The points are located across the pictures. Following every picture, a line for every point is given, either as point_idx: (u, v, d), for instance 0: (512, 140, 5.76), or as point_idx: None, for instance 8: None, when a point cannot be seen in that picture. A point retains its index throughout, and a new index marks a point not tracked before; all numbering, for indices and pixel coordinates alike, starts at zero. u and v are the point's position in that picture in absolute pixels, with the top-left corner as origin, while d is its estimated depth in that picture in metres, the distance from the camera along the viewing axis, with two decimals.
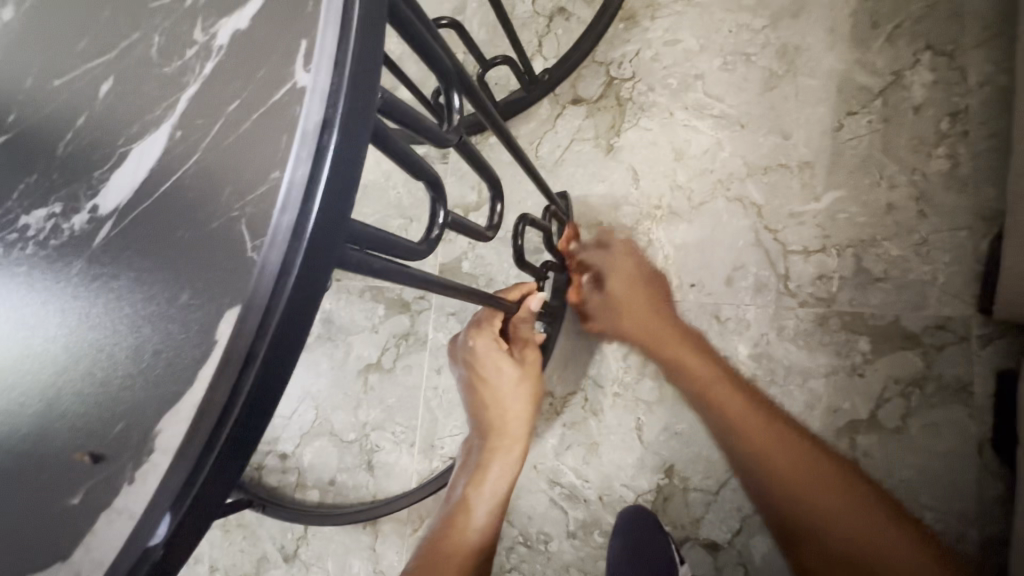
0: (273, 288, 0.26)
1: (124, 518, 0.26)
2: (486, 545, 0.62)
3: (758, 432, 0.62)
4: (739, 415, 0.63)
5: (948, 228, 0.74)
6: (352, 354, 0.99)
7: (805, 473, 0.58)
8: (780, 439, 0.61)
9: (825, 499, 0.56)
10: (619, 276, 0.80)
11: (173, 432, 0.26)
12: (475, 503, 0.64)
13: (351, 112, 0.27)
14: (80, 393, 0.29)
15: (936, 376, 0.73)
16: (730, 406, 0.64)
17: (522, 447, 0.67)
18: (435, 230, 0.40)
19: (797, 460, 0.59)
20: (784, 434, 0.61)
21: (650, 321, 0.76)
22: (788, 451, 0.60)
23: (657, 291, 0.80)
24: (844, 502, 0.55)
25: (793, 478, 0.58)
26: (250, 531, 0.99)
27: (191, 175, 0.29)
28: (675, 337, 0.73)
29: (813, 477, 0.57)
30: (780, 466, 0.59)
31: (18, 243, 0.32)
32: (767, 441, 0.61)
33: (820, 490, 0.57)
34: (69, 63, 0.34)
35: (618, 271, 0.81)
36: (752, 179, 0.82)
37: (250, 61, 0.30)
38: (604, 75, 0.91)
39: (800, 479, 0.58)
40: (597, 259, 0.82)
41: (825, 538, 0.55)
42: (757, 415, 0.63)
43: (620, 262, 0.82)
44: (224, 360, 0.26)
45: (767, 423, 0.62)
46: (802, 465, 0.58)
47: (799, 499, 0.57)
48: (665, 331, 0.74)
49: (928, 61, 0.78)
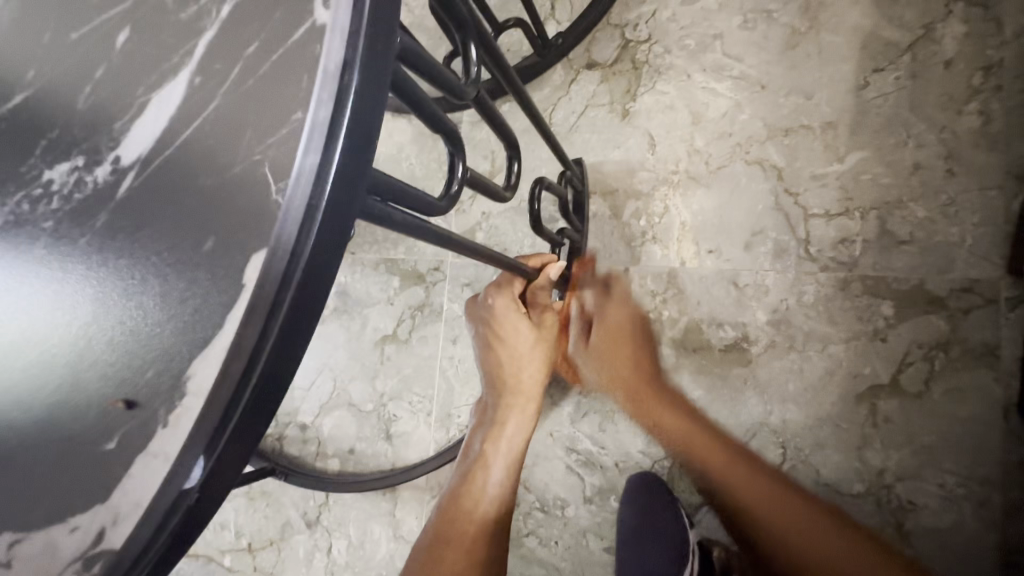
0: (299, 230, 0.26)
1: (159, 461, 0.27)
2: (502, 504, 0.63)
3: (726, 467, 0.66)
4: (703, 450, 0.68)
5: (977, 188, 0.72)
6: (368, 326, 0.99)
7: (754, 492, 0.63)
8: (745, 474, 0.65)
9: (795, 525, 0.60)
10: (608, 327, 0.78)
11: (205, 375, 0.27)
12: (491, 460, 0.64)
13: (372, 50, 0.26)
14: (112, 342, 0.29)
15: (961, 340, 0.71)
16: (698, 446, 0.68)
17: (537, 406, 0.67)
18: (454, 185, 0.39)
19: (745, 481, 0.64)
20: (734, 465, 0.66)
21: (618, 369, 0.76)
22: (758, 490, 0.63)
23: (632, 330, 0.79)
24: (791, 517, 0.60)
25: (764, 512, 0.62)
26: (274, 498, 1.02)
27: (212, 121, 0.29)
28: (639, 391, 0.75)
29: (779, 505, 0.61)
30: (757, 506, 0.62)
31: (42, 198, 0.32)
32: (744, 482, 0.64)
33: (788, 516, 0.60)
34: (85, 16, 0.34)
35: (611, 323, 0.78)
36: (773, 141, 0.80)
37: (267, 2, 0.29)
38: (619, 38, 0.89)
39: (765, 500, 0.62)
40: (596, 304, 0.80)
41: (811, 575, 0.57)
42: (722, 451, 0.67)
43: (614, 312, 0.79)
44: (252, 303, 0.26)
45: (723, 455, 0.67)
46: (774, 499, 0.62)
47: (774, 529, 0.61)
48: (632, 388, 0.75)
49: (961, 12, 0.74)
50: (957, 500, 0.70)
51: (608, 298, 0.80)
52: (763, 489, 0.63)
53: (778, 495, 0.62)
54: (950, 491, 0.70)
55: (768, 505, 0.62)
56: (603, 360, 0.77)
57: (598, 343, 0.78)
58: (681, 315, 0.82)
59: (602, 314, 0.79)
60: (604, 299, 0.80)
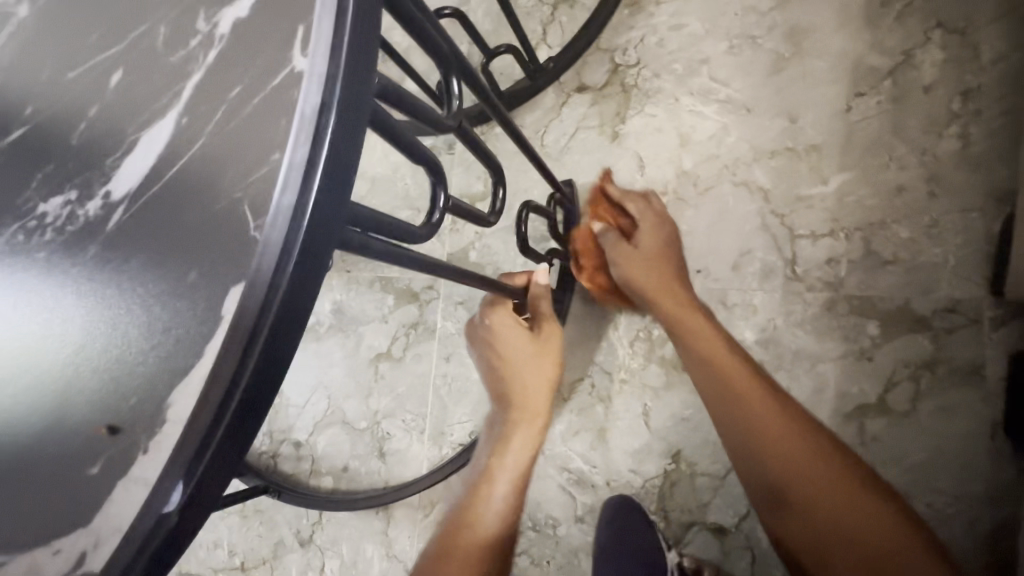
0: (275, 265, 0.27)
1: (139, 488, 0.28)
2: (508, 517, 0.63)
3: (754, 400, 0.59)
4: (726, 373, 0.62)
5: (959, 209, 0.73)
6: (363, 343, 1.00)
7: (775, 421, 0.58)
8: (767, 405, 0.59)
9: (802, 461, 0.55)
10: (648, 238, 0.76)
11: (184, 405, 0.28)
12: (496, 474, 0.64)
13: (348, 95, 0.28)
14: (97, 370, 0.30)
15: (946, 359, 0.72)
16: (738, 382, 0.61)
17: (544, 422, 0.68)
18: (436, 214, 0.41)
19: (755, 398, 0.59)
20: (750, 385, 0.60)
21: (658, 275, 0.73)
22: (772, 416, 0.58)
23: (670, 257, 0.75)
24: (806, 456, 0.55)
25: (804, 480, 0.54)
26: (267, 517, 1.02)
27: (197, 159, 0.31)
28: (676, 298, 0.70)
29: (788, 433, 0.57)
30: (777, 448, 0.56)
31: (37, 229, 0.34)
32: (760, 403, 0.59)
33: (827, 481, 0.53)
34: (82, 55, 0.36)
35: (651, 238, 0.76)
36: (759, 163, 0.82)
37: (251, 47, 0.31)
38: (609, 62, 0.91)
39: (784, 429, 0.57)
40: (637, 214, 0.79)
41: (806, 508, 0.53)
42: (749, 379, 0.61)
43: (655, 228, 0.77)
44: (230, 335, 0.27)
45: (745, 376, 0.61)
46: (829, 480, 0.53)
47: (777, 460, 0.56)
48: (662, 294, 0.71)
49: (939, 39, 0.76)
50: (945, 519, 0.70)
51: (650, 215, 0.78)
52: (775, 416, 0.58)
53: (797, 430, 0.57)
54: (939, 511, 0.70)
55: (784, 434, 0.57)
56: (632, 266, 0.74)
57: (638, 249, 0.76)
58: None
59: (643, 234, 0.77)
60: (646, 215, 0.79)
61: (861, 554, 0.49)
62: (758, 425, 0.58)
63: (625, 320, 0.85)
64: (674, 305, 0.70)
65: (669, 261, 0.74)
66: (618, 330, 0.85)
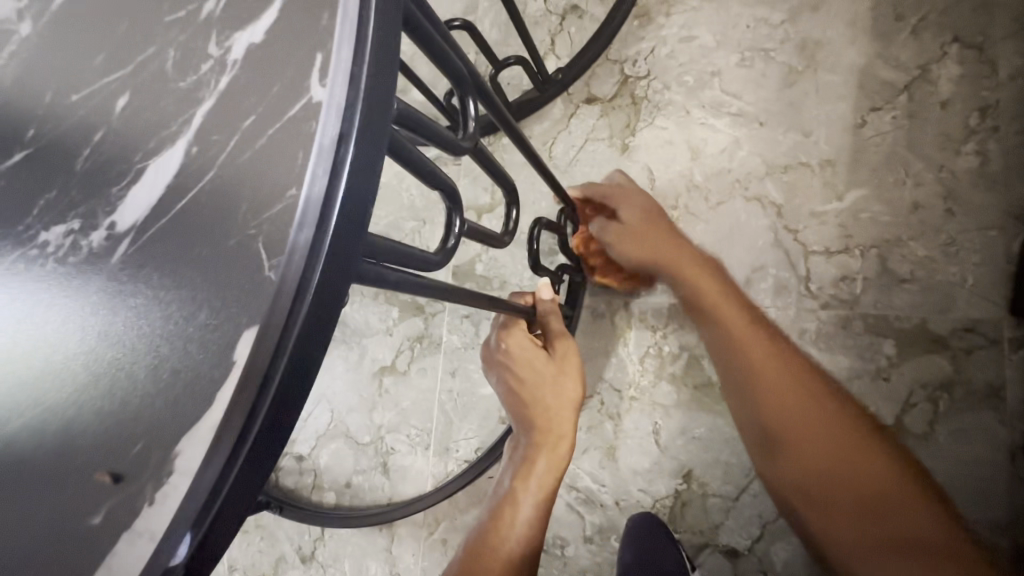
0: (291, 304, 0.26)
1: (144, 540, 0.26)
2: (532, 541, 0.61)
3: (757, 352, 0.60)
4: (731, 326, 0.63)
5: (977, 227, 0.72)
6: (367, 356, 0.99)
7: (775, 372, 0.58)
8: (773, 356, 0.60)
9: (799, 407, 0.55)
10: (632, 207, 0.74)
11: (193, 453, 0.26)
12: (521, 498, 0.63)
13: (368, 126, 0.26)
14: (99, 412, 0.28)
15: (964, 380, 0.71)
16: (741, 335, 0.62)
17: (570, 444, 0.66)
18: (451, 239, 0.39)
19: (758, 350, 0.60)
20: (755, 337, 0.62)
21: (658, 248, 0.70)
22: (765, 355, 0.60)
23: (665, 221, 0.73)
24: (807, 404, 0.55)
25: (802, 425, 0.54)
26: (268, 532, 1.00)
27: (208, 192, 0.29)
28: (680, 260, 0.69)
29: (787, 383, 0.57)
30: (776, 397, 0.57)
31: (37, 259, 0.32)
32: (762, 356, 0.60)
33: (824, 427, 0.53)
34: (87, 77, 0.34)
35: (636, 207, 0.74)
36: (771, 177, 0.81)
37: (266, 74, 0.29)
38: (618, 73, 0.89)
39: (784, 381, 0.57)
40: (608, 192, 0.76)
41: (804, 454, 0.53)
42: (756, 333, 0.62)
43: (636, 195, 0.75)
44: (242, 380, 0.26)
45: (749, 332, 0.62)
46: (827, 425, 0.53)
47: (777, 410, 0.56)
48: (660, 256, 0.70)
49: (956, 54, 0.75)
50: None
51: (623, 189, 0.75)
52: (777, 367, 0.58)
53: (802, 381, 0.57)
54: None
55: (785, 385, 0.57)
56: (629, 238, 0.73)
57: (627, 227, 0.73)
58: (682, 351, 0.81)
59: (625, 207, 0.74)
60: (618, 189, 0.76)
61: (857, 496, 0.49)
62: (758, 376, 0.59)
63: (634, 336, 0.83)
64: (679, 268, 0.69)
65: (668, 228, 0.72)
66: (628, 346, 0.83)
